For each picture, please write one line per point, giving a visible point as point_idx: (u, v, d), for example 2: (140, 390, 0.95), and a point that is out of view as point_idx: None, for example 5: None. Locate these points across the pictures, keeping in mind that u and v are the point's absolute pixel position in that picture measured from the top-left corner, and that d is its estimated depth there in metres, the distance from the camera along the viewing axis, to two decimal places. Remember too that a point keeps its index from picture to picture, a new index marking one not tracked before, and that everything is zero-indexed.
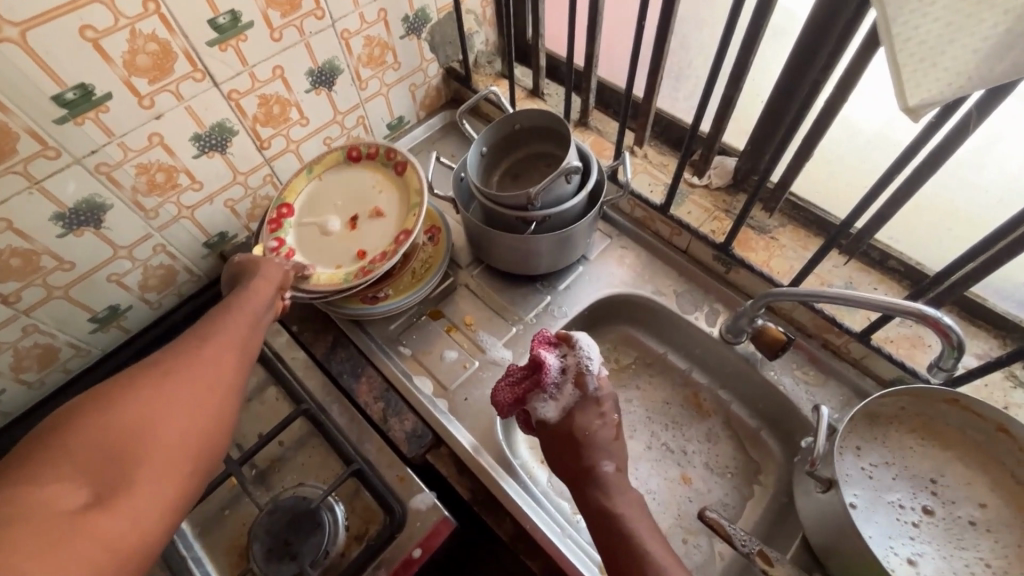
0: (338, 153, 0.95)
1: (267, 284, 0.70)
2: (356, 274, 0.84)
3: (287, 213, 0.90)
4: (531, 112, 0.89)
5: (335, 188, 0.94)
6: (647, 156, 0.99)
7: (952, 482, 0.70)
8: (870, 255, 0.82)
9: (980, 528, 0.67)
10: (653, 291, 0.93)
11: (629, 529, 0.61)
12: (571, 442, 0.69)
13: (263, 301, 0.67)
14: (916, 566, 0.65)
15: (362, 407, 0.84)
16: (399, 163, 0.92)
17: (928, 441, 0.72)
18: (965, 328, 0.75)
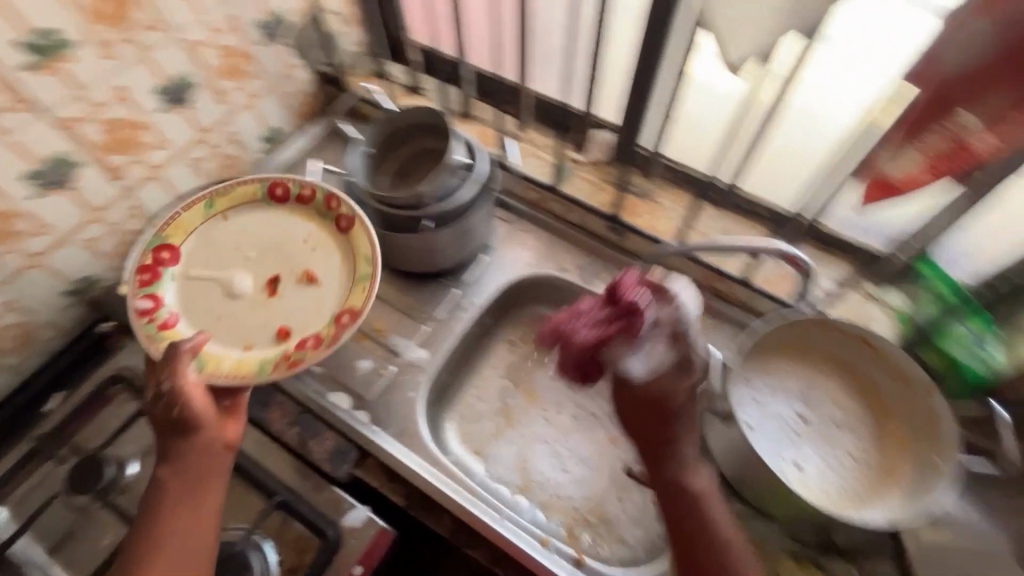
0: (256, 188, 0.86)
1: (189, 445, 0.66)
2: (277, 369, 0.75)
3: (169, 261, 0.81)
4: (415, 109, 0.86)
5: (246, 236, 0.85)
6: (532, 139, 1.02)
7: (817, 389, 0.78)
8: (740, 206, 0.87)
9: (842, 424, 0.76)
10: (557, 268, 0.96)
11: (696, 490, 0.64)
12: (657, 408, 0.66)
13: (203, 462, 0.66)
14: (803, 471, 0.72)
15: (276, 435, 0.79)
16: (343, 219, 0.84)
17: (797, 357, 0.80)
18: (823, 258, 0.84)
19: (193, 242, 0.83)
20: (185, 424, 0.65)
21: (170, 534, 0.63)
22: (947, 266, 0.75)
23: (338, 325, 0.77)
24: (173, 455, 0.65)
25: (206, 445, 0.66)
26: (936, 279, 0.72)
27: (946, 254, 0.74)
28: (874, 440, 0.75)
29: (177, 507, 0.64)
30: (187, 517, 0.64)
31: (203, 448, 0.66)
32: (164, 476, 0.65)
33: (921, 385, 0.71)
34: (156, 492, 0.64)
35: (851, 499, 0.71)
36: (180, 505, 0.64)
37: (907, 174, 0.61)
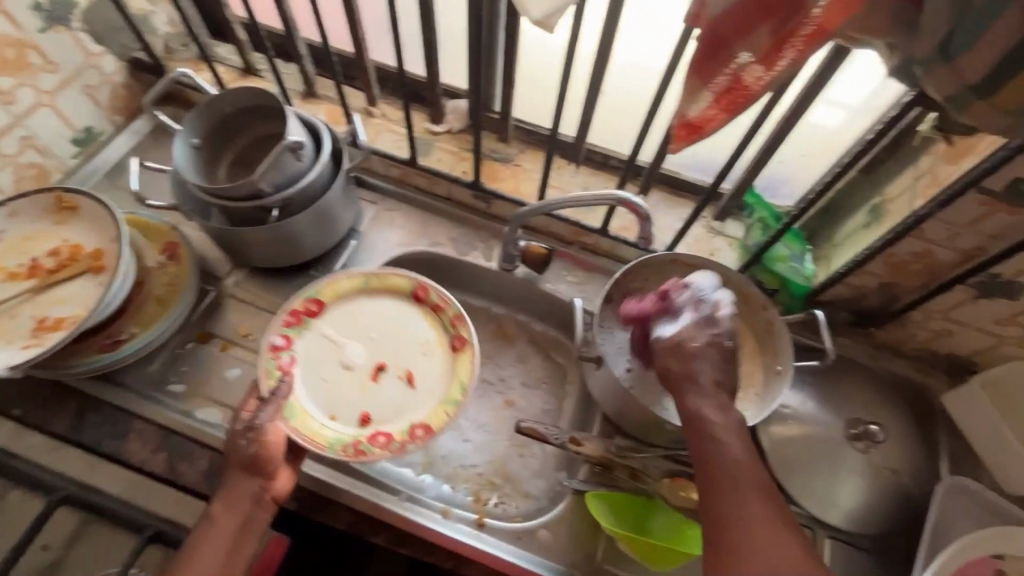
0: (403, 284, 0.82)
1: (245, 484, 0.64)
2: (346, 452, 0.72)
3: (313, 313, 0.80)
4: (237, 91, 0.78)
5: (368, 317, 0.81)
6: (385, 113, 0.98)
7: None
8: (595, 159, 0.92)
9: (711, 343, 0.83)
10: (430, 243, 0.94)
11: (715, 420, 0.59)
12: (676, 356, 0.64)
13: (250, 507, 0.64)
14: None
15: (139, 467, 0.72)
16: (459, 341, 0.79)
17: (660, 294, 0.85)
18: (672, 200, 0.90)
19: (340, 306, 0.82)
20: (254, 461, 0.64)
21: (207, 557, 0.60)
22: (767, 192, 0.86)
23: (410, 433, 0.74)
24: (228, 487, 0.64)
25: (255, 491, 0.64)
26: (758, 207, 0.82)
27: (765, 182, 0.85)
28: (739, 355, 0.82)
29: (219, 544, 0.61)
30: (225, 556, 0.61)
31: (256, 492, 0.64)
32: (215, 506, 0.63)
33: (759, 301, 0.79)
34: (204, 523, 0.62)
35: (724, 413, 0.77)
36: (216, 541, 0.61)
37: (701, 112, 0.52)
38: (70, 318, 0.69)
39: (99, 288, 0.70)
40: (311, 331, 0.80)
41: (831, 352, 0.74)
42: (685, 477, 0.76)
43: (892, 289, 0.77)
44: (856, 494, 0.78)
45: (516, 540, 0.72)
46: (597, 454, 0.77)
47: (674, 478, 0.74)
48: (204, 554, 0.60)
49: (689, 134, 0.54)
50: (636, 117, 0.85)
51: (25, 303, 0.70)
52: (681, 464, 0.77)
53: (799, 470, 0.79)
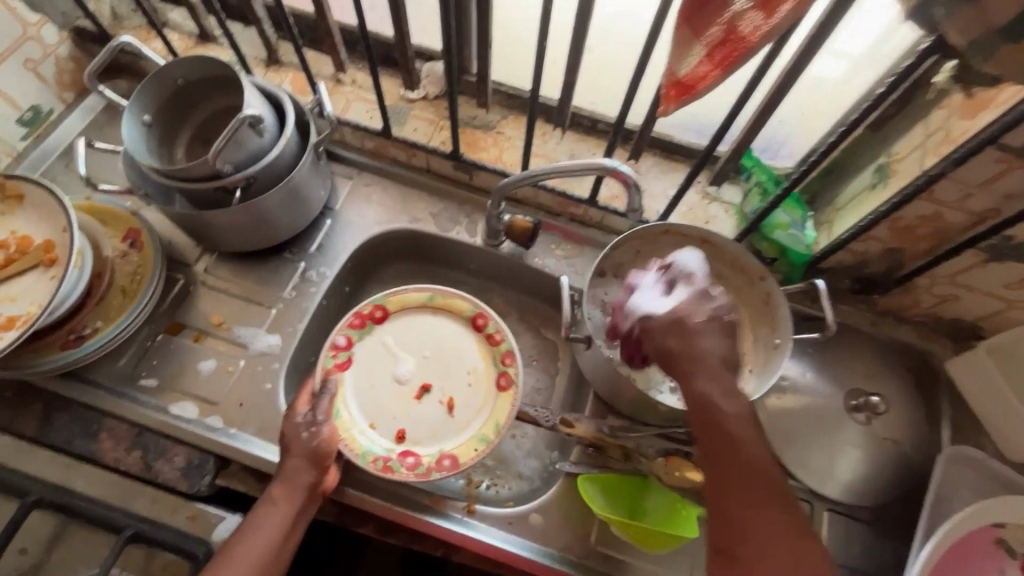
0: (465, 308, 0.79)
1: (304, 473, 0.64)
2: (376, 465, 0.69)
3: (377, 320, 0.79)
4: (187, 60, 0.71)
5: (423, 334, 0.79)
6: (355, 80, 0.91)
7: None
8: (582, 124, 0.86)
9: None
10: (410, 220, 0.89)
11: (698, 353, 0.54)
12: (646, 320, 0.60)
13: (304, 499, 0.64)
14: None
15: (114, 466, 0.70)
16: (505, 379, 0.75)
17: None
18: (665, 165, 0.85)
19: (402, 318, 0.79)
20: (316, 454, 0.65)
21: (258, 538, 0.60)
22: (765, 155, 0.81)
23: (439, 462, 0.71)
24: (288, 473, 0.64)
25: (310, 482, 0.64)
26: (757, 170, 0.78)
27: (762, 144, 0.79)
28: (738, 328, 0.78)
29: (275, 526, 0.62)
30: (278, 539, 0.62)
31: (312, 484, 0.64)
32: (274, 491, 0.63)
33: (755, 272, 0.76)
34: (263, 504, 0.62)
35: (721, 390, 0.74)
36: (273, 522, 0.62)
37: (692, 69, 0.47)
38: (23, 316, 0.65)
39: (51, 283, 0.66)
40: (373, 337, 0.78)
41: (831, 325, 0.70)
42: (681, 455, 0.73)
43: (896, 254, 0.73)
44: (855, 466, 0.76)
45: (507, 526, 0.71)
46: (591, 435, 0.74)
47: (668, 457, 0.71)
48: (261, 531, 0.61)
49: (681, 94, 0.49)
50: (625, 75, 0.78)
51: None
52: (674, 442, 0.75)
53: (799, 444, 0.77)
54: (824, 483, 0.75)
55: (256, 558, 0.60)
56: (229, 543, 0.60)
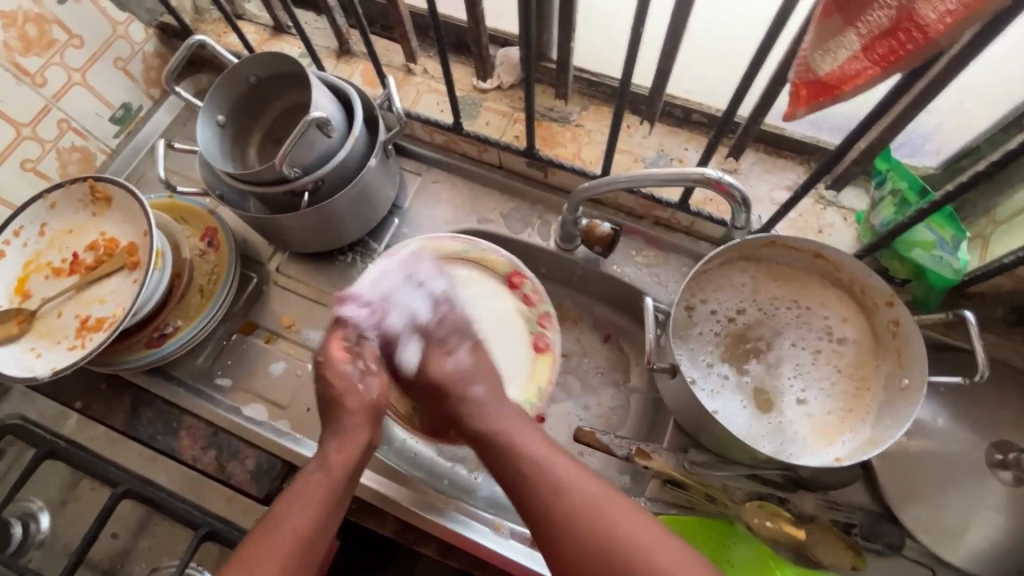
0: (467, 248, 0.77)
1: (360, 431, 0.62)
2: (425, 431, 0.72)
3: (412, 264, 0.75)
4: (257, 57, 0.69)
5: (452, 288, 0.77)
6: (427, 69, 0.86)
7: (783, 307, 0.70)
8: (673, 115, 0.76)
9: (835, 337, 0.68)
10: (479, 220, 0.83)
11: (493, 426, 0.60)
12: (433, 391, 0.68)
13: (359, 458, 0.61)
14: (801, 404, 0.66)
15: (191, 463, 0.72)
16: (542, 341, 0.76)
17: (752, 274, 0.70)
18: (773, 163, 0.73)
19: (437, 263, 0.76)
20: (373, 410, 0.65)
21: (306, 502, 0.54)
22: (901, 151, 0.67)
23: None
24: (342, 431, 0.62)
25: (363, 441, 0.62)
26: (893, 176, 0.62)
27: (901, 139, 0.66)
28: (860, 355, 0.67)
29: (326, 492, 0.56)
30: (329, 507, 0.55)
31: (366, 443, 0.62)
32: (329, 451, 0.60)
33: (883, 295, 0.63)
34: (316, 470, 0.57)
35: (838, 425, 0.65)
36: (324, 490, 0.56)
37: (838, 66, 0.37)
38: (110, 318, 0.67)
39: (134, 286, 0.68)
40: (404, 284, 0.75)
41: (985, 367, 0.56)
42: (774, 501, 0.66)
43: None
44: (995, 534, 0.63)
45: None
46: (669, 470, 0.67)
47: (760, 503, 0.64)
48: (306, 499, 0.54)
49: (816, 95, 0.39)
50: (732, 59, 0.67)
51: (69, 301, 0.69)
52: (767, 485, 0.66)
53: (923, 501, 0.65)
54: (953, 550, 0.63)
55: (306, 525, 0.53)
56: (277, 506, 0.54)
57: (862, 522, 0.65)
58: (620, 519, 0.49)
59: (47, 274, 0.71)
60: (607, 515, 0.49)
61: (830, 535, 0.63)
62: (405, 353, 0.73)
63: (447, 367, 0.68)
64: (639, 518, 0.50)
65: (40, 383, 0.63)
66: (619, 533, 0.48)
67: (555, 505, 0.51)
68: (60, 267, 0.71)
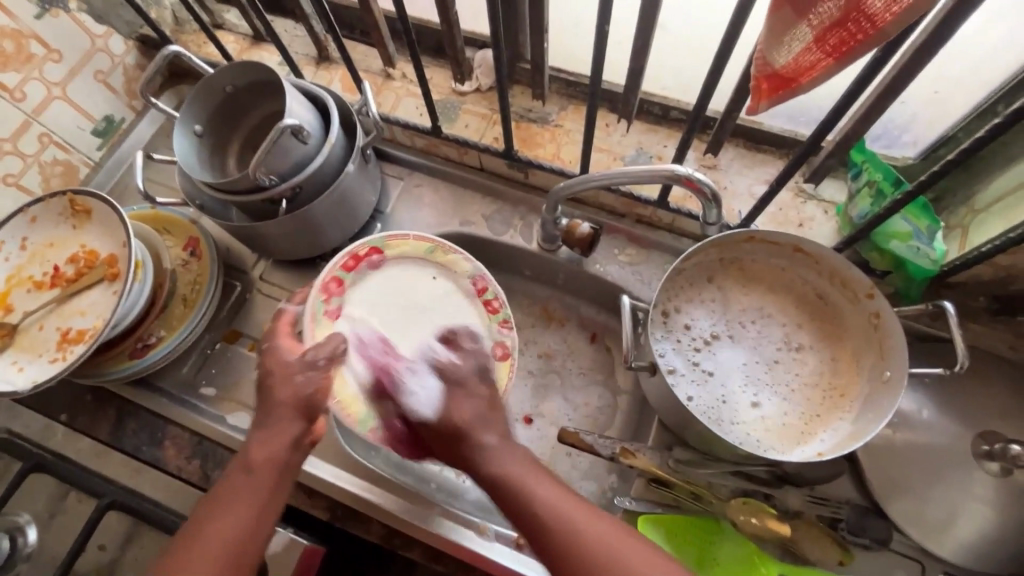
0: (430, 246, 0.77)
1: (289, 425, 0.55)
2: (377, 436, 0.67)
3: (373, 262, 0.77)
4: (232, 67, 0.69)
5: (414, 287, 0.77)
6: (406, 74, 0.86)
7: (748, 316, 0.69)
8: (652, 112, 0.76)
9: (798, 346, 0.68)
10: (461, 223, 0.83)
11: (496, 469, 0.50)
12: (453, 437, 0.52)
13: (286, 457, 0.54)
14: (755, 406, 0.65)
15: (176, 473, 0.72)
16: (502, 349, 0.72)
17: (717, 283, 0.70)
18: (751, 158, 0.73)
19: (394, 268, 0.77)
20: (309, 405, 0.57)
21: (226, 521, 0.51)
22: (879, 143, 0.67)
23: None
24: (267, 427, 0.55)
25: (295, 438, 0.55)
26: (868, 167, 0.62)
27: (876, 130, 0.66)
28: (827, 363, 0.67)
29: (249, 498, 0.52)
30: (254, 515, 0.51)
31: (295, 439, 0.55)
32: (255, 454, 0.54)
33: (862, 288, 0.63)
34: (235, 473, 0.53)
35: (814, 424, 0.64)
36: (245, 497, 0.52)
37: (793, 58, 0.37)
38: (90, 330, 0.68)
39: (115, 297, 0.68)
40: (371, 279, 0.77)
41: (963, 359, 0.56)
42: (759, 497, 0.66)
43: None
44: (983, 526, 0.62)
45: None
46: (654, 469, 0.67)
47: (745, 499, 0.65)
48: (228, 515, 0.51)
49: (777, 88, 0.39)
50: (705, 55, 0.67)
51: (50, 313, 0.70)
52: (752, 481, 0.66)
53: (909, 493, 0.64)
54: (940, 542, 0.63)
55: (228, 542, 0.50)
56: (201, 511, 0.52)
57: (849, 517, 0.64)
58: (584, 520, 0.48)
59: (29, 288, 0.71)
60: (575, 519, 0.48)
61: (815, 530, 0.64)
62: (411, 389, 0.58)
63: (466, 414, 0.53)
64: (614, 522, 0.48)
65: (21, 396, 0.63)
66: (575, 530, 0.47)
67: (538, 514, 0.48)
68: (41, 280, 0.71)
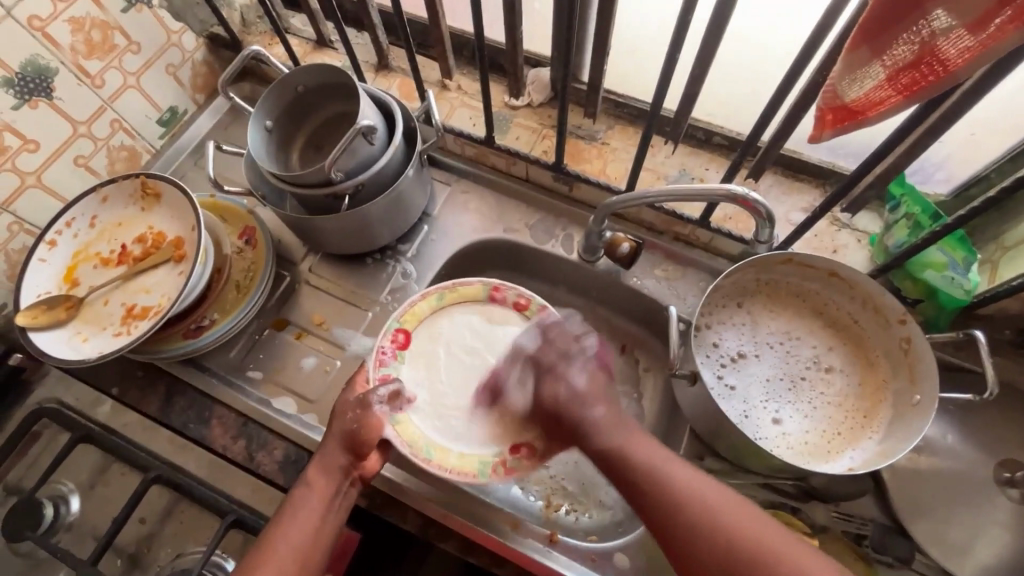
0: (478, 289, 0.77)
1: (338, 456, 0.61)
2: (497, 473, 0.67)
3: (402, 344, 0.75)
4: (307, 69, 0.74)
5: (463, 329, 0.76)
6: (461, 86, 0.91)
7: (772, 339, 0.73)
8: (696, 137, 0.80)
9: (822, 367, 0.72)
10: (505, 230, 0.87)
11: (604, 445, 0.57)
12: (551, 417, 0.62)
13: (339, 480, 0.60)
14: (779, 426, 0.68)
15: (221, 452, 0.74)
16: (523, 300, 0.76)
17: (745, 300, 0.74)
18: (790, 186, 0.76)
19: (423, 332, 0.76)
20: (353, 437, 0.61)
21: (292, 528, 0.56)
22: (914, 178, 0.71)
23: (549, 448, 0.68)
24: (322, 454, 0.61)
25: (343, 466, 0.61)
26: (907, 200, 0.66)
27: (914, 166, 0.69)
28: (852, 387, 0.70)
29: (312, 511, 0.57)
30: (315, 527, 0.56)
31: (345, 467, 0.61)
32: (309, 473, 0.60)
33: (894, 314, 0.66)
34: (297, 488, 0.59)
35: (840, 444, 0.67)
36: (308, 511, 0.57)
37: (864, 94, 0.41)
38: (154, 307, 0.72)
39: (180, 277, 0.73)
40: (421, 349, 0.75)
41: (993, 386, 0.58)
42: (786, 510, 0.68)
43: None
44: (1003, 550, 0.64)
45: (590, 563, 0.67)
46: None
47: (773, 511, 0.67)
48: (295, 523, 0.56)
49: (842, 120, 0.43)
50: (753, 89, 0.71)
51: (115, 290, 0.74)
52: (779, 494, 0.69)
53: (932, 514, 0.67)
54: (963, 565, 0.65)
55: (296, 548, 0.55)
56: (269, 528, 0.56)
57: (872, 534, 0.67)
58: (689, 481, 0.52)
59: (95, 264, 0.75)
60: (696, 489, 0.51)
61: (839, 545, 0.66)
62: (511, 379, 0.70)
63: (562, 392, 0.60)
64: (778, 531, 0.49)
65: (86, 364, 0.67)
66: (717, 514, 0.50)
67: (675, 505, 0.51)
68: (108, 258, 0.76)
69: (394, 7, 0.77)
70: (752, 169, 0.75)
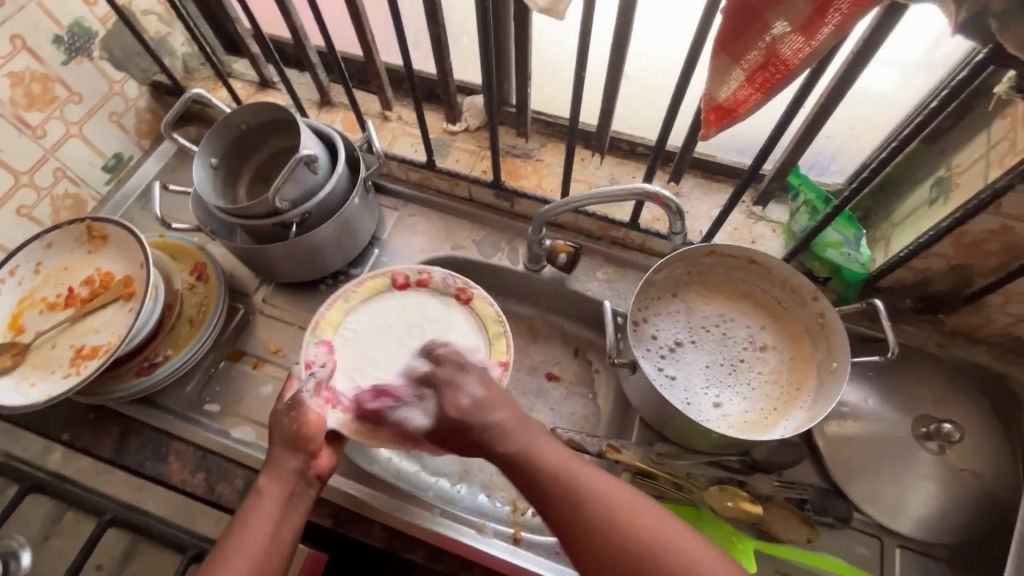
0: (381, 280, 0.81)
1: (289, 460, 0.61)
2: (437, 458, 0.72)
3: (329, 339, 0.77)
4: (248, 107, 0.77)
5: (379, 316, 0.79)
6: (401, 116, 0.96)
7: (705, 327, 0.78)
8: (621, 148, 0.87)
9: (755, 347, 0.77)
10: (453, 247, 0.91)
11: (501, 452, 0.56)
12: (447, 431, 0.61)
13: (294, 485, 0.60)
14: (717, 406, 0.73)
15: (180, 487, 0.74)
16: (402, 278, 0.81)
17: (678, 294, 0.79)
18: (708, 186, 0.84)
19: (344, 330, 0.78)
20: (298, 437, 0.62)
21: (250, 535, 0.56)
22: (812, 171, 0.79)
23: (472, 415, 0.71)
24: (274, 462, 0.61)
25: (297, 468, 0.61)
26: (803, 189, 0.74)
27: (810, 160, 0.78)
28: (783, 363, 0.75)
29: (265, 517, 0.57)
30: (273, 529, 0.57)
31: (300, 470, 0.61)
32: (261, 480, 0.60)
33: (808, 293, 0.72)
34: (249, 496, 0.59)
35: (773, 416, 0.72)
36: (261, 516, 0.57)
37: (732, 93, 0.47)
38: (104, 345, 0.72)
39: (130, 314, 0.74)
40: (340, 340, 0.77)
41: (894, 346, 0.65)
42: (734, 484, 0.72)
43: (962, 271, 0.68)
44: (930, 501, 0.70)
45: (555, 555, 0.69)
46: (638, 462, 0.73)
47: (721, 486, 0.71)
48: (247, 530, 0.56)
49: (721, 118, 0.49)
50: (662, 101, 0.79)
51: (62, 332, 0.74)
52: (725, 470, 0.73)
53: (862, 474, 0.72)
54: (896, 519, 0.70)
55: (255, 554, 0.55)
56: (225, 536, 0.56)
57: (813, 497, 0.71)
58: (590, 483, 0.52)
59: (41, 309, 0.75)
60: (580, 481, 0.52)
61: (784, 511, 0.70)
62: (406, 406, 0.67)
63: (461, 404, 0.61)
64: (665, 518, 0.50)
65: (33, 409, 0.66)
66: (600, 499, 0.51)
67: (561, 497, 0.52)
68: (55, 302, 0.76)
69: (330, 47, 0.82)
70: (672, 172, 0.82)
